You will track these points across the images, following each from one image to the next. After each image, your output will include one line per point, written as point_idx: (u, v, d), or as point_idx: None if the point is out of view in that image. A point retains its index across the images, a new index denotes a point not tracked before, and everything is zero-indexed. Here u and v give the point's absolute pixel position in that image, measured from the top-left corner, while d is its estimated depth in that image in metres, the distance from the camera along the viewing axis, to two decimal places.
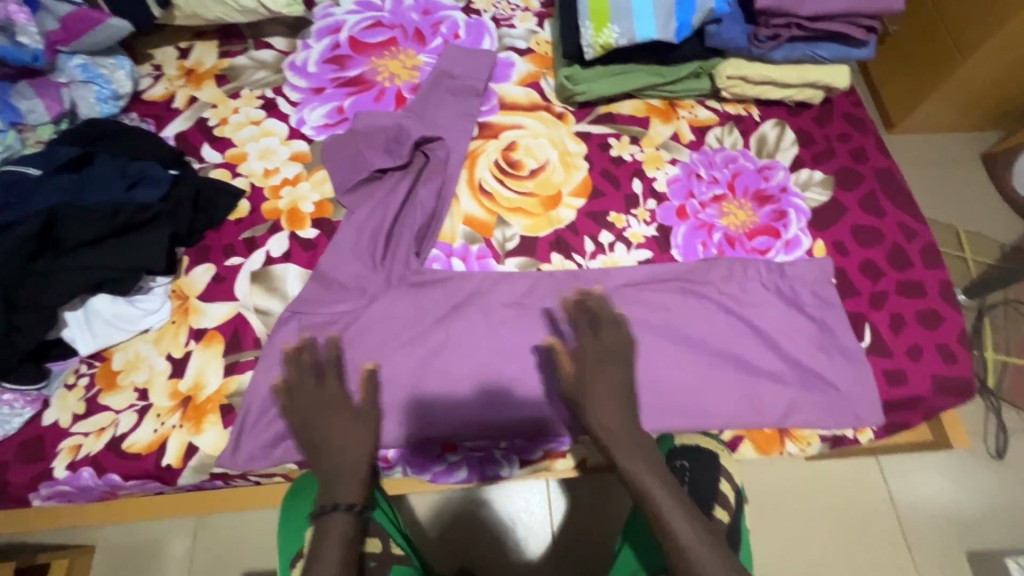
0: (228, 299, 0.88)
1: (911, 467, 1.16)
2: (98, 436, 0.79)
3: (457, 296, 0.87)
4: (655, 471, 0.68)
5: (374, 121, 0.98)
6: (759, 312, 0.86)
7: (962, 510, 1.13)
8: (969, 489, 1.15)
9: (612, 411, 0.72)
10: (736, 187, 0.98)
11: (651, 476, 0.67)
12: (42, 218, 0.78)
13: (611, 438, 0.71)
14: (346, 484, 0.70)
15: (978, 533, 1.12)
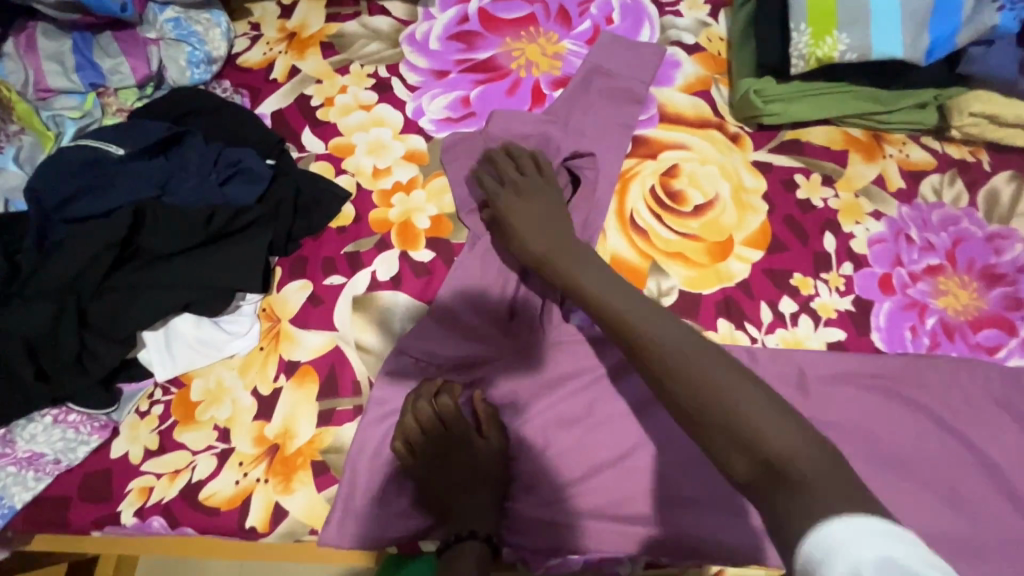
0: (324, 328, 0.74)
1: None
2: (172, 480, 0.67)
3: (600, 362, 0.70)
4: (672, 332, 0.53)
5: (514, 126, 0.81)
6: (980, 432, 0.68)
7: None
8: None
9: (655, 330, 0.53)
10: (957, 258, 0.77)
11: (700, 372, 0.48)
12: (128, 219, 0.66)
13: (645, 344, 0.52)
14: (475, 517, 0.64)
15: None
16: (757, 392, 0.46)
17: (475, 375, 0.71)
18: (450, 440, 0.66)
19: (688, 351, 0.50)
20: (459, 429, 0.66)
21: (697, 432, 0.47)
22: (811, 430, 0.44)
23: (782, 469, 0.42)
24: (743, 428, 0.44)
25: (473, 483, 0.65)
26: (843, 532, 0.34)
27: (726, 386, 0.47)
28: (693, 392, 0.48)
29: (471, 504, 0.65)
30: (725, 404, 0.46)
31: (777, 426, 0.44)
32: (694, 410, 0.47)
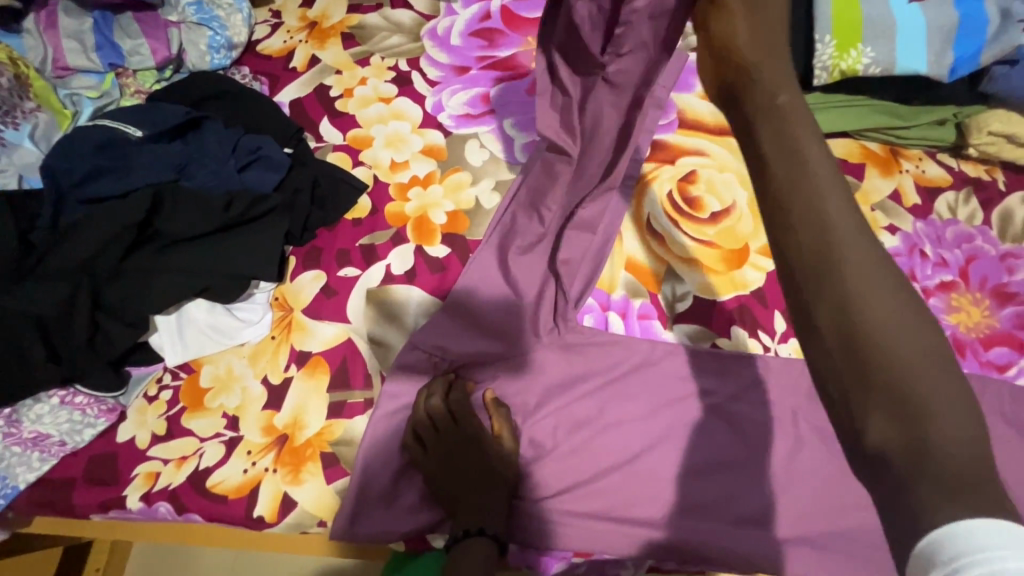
0: (337, 319, 0.73)
1: None
2: (179, 467, 0.66)
3: (614, 364, 0.70)
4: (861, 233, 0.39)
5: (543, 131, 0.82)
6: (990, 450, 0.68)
7: None
8: None
9: (857, 240, 0.38)
10: (970, 275, 0.77)
11: (890, 313, 0.36)
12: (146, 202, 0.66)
13: (829, 244, 0.38)
14: (483, 510, 0.63)
15: None
16: (943, 366, 0.35)
17: (487, 372, 0.70)
18: (465, 442, 0.65)
19: (878, 282, 0.37)
20: (472, 431, 0.65)
21: (840, 364, 0.36)
22: (985, 429, 0.34)
23: (927, 456, 0.33)
24: (908, 391, 0.34)
25: (483, 485, 0.64)
26: (959, 530, 0.29)
27: (913, 342, 0.35)
28: (865, 327, 0.35)
29: (481, 504, 0.64)
30: (898, 361, 0.35)
31: (946, 401, 0.34)
32: (854, 343, 0.35)
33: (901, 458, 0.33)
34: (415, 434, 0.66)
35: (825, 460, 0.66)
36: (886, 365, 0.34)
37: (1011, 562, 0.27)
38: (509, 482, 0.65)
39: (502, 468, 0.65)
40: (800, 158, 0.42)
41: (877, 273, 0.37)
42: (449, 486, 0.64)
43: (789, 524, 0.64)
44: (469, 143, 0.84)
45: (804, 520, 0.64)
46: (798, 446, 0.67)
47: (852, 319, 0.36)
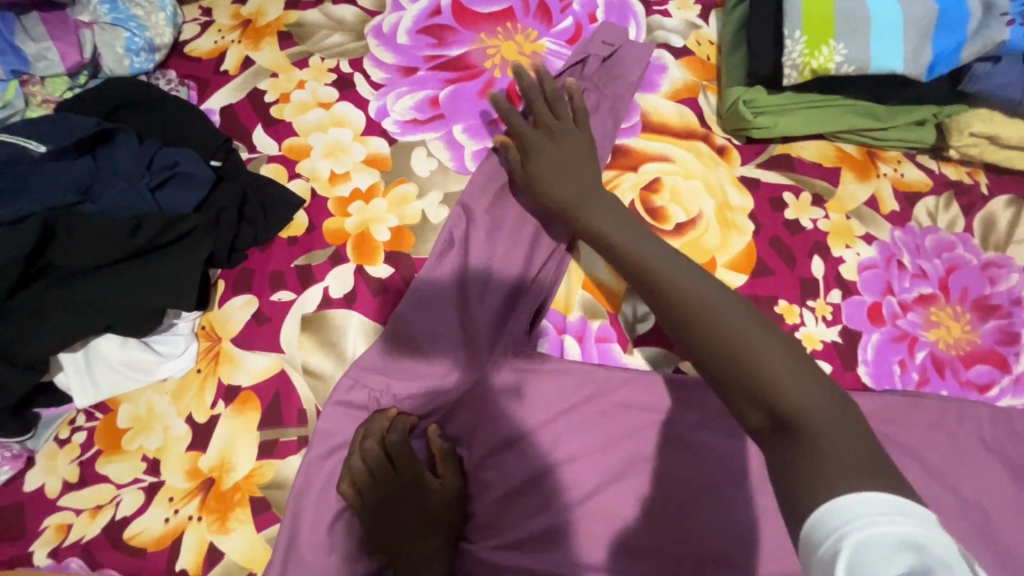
0: (270, 349, 0.67)
1: None
2: (93, 517, 0.61)
3: (570, 393, 0.65)
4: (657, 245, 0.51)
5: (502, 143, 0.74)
6: (973, 478, 0.63)
7: None
8: None
9: (674, 268, 0.48)
10: (950, 287, 0.72)
11: (718, 310, 0.44)
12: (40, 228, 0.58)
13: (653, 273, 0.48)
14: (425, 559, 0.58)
15: None
16: (776, 342, 0.42)
17: (432, 405, 0.65)
18: (406, 480, 0.60)
19: (701, 289, 0.45)
20: (413, 469, 0.61)
21: (695, 351, 0.44)
22: (831, 386, 0.40)
23: (794, 429, 0.38)
24: (759, 377, 0.40)
25: (422, 527, 0.59)
26: (847, 503, 0.33)
27: (720, 309, 0.44)
28: (694, 318, 0.44)
29: (422, 551, 0.58)
30: (729, 340, 0.42)
31: (785, 362, 0.41)
32: (697, 345, 0.43)
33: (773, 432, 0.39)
34: (350, 479, 0.60)
35: None
36: (737, 357, 0.41)
37: (877, 525, 0.31)
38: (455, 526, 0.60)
39: (445, 508, 0.60)
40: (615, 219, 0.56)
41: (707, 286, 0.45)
42: (386, 530, 0.59)
43: None
44: (416, 151, 0.78)
45: None
46: None
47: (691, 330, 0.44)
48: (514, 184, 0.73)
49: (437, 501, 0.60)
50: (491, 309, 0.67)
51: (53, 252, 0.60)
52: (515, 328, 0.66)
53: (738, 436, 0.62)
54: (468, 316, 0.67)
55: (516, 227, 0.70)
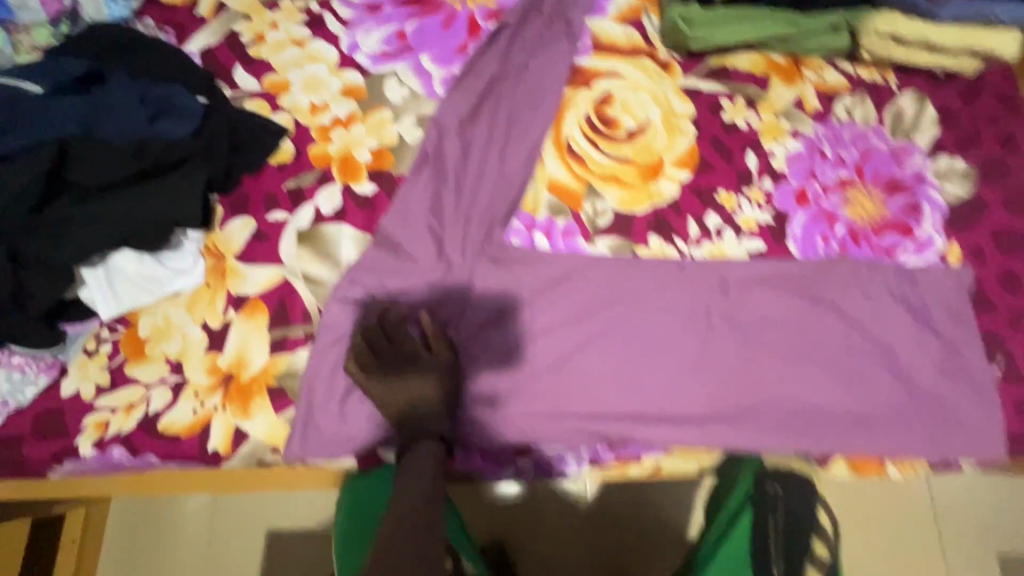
0: (271, 262, 0.75)
1: None
2: (129, 414, 0.68)
3: (542, 278, 0.75)
4: None
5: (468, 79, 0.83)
6: (882, 323, 0.75)
7: None
8: None
9: None
10: (865, 171, 0.83)
11: None
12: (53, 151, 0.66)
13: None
14: (426, 417, 0.68)
15: None
16: None
17: (421, 298, 0.73)
18: (406, 356, 0.69)
19: None
20: (411, 348, 0.70)
21: None
22: None
23: None
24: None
25: (422, 394, 0.68)
26: None
27: None
28: None
29: (425, 412, 0.68)
30: None
31: None
32: None
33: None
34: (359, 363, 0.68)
35: (736, 347, 0.73)
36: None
37: None
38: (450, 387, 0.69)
39: (442, 376, 0.69)
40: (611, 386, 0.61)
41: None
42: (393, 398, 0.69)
43: (701, 406, 0.72)
44: (388, 81, 0.84)
45: (714, 400, 0.72)
46: (711, 336, 0.74)
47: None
48: (479, 107, 0.82)
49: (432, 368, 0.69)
50: (468, 213, 0.76)
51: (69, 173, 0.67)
52: (491, 230, 0.76)
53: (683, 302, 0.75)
54: (447, 221, 0.76)
55: (485, 143, 0.80)
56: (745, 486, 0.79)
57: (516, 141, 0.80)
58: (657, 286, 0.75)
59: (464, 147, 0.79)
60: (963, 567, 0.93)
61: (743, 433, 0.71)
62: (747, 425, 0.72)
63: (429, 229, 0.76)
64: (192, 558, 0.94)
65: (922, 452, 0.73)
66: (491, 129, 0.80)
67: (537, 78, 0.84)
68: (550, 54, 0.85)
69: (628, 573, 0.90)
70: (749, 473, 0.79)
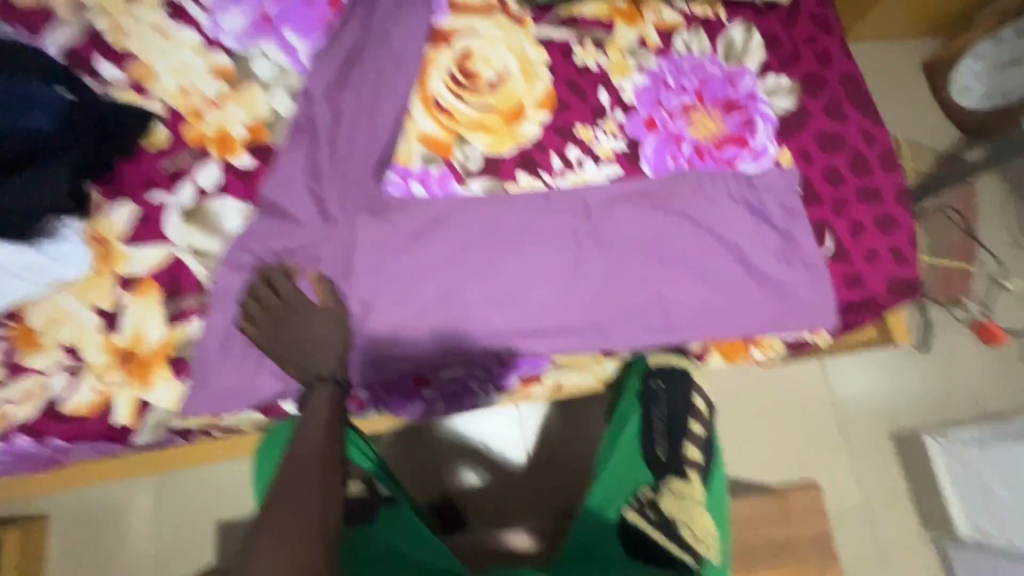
0: (158, 242, 0.78)
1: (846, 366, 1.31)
2: (29, 402, 0.70)
3: (421, 222, 0.81)
4: None
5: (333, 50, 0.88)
6: (728, 223, 0.85)
7: (885, 394, 1.30)
8: (892, 381, 1.31)
9: None
10: (705, 95, 0.93)
11: None
12: None
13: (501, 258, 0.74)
14: (318, 358, 0.71)
15: (898, 415, 1.29)
16: None
17: (308, 256, 0.78)
18: (294, 310, 0.73)
19: None
20: (298, 301, 0.74)
21: None
22: None
23: None
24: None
25: (312, 341, 0.72)
26: None
27: None
28: None
29: (316, 356, 0.71)
30: None
31: None
32: None
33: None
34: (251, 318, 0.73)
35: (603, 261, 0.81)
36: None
37: None
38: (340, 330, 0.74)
39: (331, 322, 0.73)
40: None
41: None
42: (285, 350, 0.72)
43: (577, 317, 0.80)
44: (255, 59, 0.88)
45: (588, 309, 0.80)
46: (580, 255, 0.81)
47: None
48: (345, 75, 0.87)
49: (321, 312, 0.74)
50: (346, 173, 0.82)
51: None
52: (368, 185, 0.81)
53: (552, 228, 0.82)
54: (326, 181, 0.81)
55: (355, 108, 0.85)
56: (636, 385, 0.90)
57: (384, 102, 0.86)
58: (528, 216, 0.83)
59: (335, 113, 0.85)
60: (784, 407, 1.26)
61: (616, 335, 0.80)
62: (620, 327, 0.80)
63: (309, 191, 0.81)
64: (145, 540, 1.06)
65: (773, 330, 0.83)
66: (360, 95, 0.86)
67: (398, 43, 0.89)
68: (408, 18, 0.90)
69: (549, 488, 1.09)
70: (638, 375, 0.90)
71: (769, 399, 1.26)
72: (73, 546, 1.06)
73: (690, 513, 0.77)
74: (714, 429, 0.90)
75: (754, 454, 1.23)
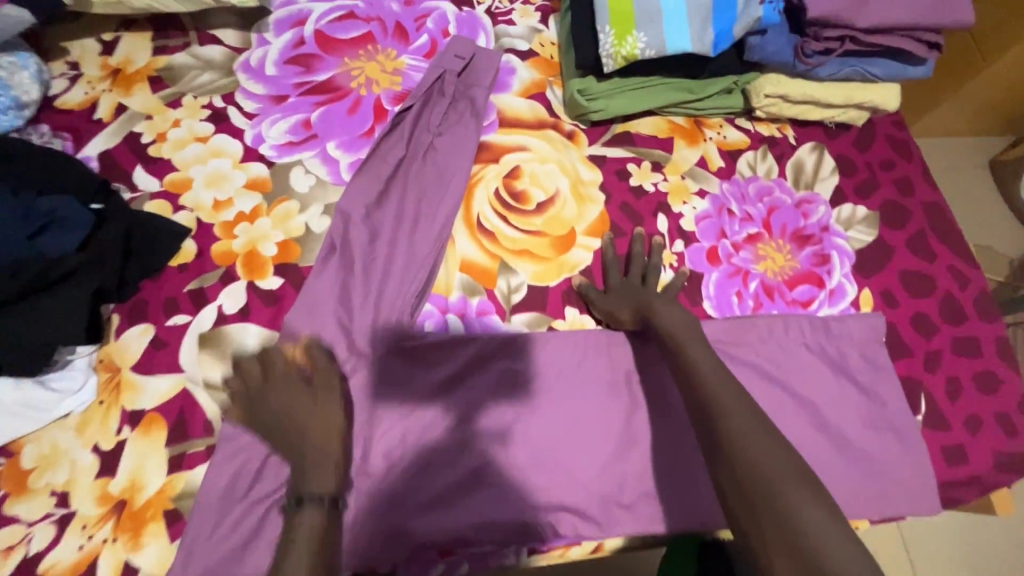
0: (170, 371, 0.71)
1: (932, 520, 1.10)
2: (5, 559, 0.62)
3: (458, 362, 0.73)
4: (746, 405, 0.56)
5: (370, 164, 0.82)
6: (803, 377, 0.75)
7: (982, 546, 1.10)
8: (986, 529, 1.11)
9: (762, 450, 0.52)
10: (772, 225, 0.85)
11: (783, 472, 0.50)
12: None
13: (684, 350, 0.65)
14: (313, 471, 0.56)
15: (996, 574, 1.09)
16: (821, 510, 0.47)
17: None
18: (294, 381, 0.62)
19: (764, 454, 0.51)
20: (280, 370, 0.62)
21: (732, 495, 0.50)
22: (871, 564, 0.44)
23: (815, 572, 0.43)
24: (800, 530, 0.46)
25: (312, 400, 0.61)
26: None
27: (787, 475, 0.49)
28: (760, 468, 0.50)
29: (308, 450, 0.58)
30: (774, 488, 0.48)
31: (834, 537, 0.45)
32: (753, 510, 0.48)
33: (753, 513, 0.48)
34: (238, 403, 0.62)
35: (658, 418, 0.72)
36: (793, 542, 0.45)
37: None
38: (340, 416, 0.62)
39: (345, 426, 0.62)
40: (720, 378, 0.60)
41: (749, 418, 0.54)
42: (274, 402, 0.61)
43: (629, 485, 0.69)
44: (294, 171, 0.84)
45: (641, 475, 0.70)
46: (633, 410, 0.72)
47: (741, 480, 0.50)
48: (385, 191, 0.81)
49: (317, 390, 0.62)
50: (375, 303, 0.74)
51: None
52: (404, 318, 0.74)
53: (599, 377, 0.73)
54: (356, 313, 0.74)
55: (393, 229, 0.79)
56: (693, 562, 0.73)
57: (423, 222, 0.79)
58: (574, 361, 0.74)
59: (370, 234, 0.78)
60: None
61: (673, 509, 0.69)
62: (677, 499, 0.69)
63: (338, 321, 0.74)
64: None
65: (861, 513, 0.70)
66: (399, 216, 0.80)
67: (443, 160, 0.84)
68: (454, 132, 0.85)
69: None
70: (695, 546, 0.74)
71: None
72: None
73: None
74: None
75: None
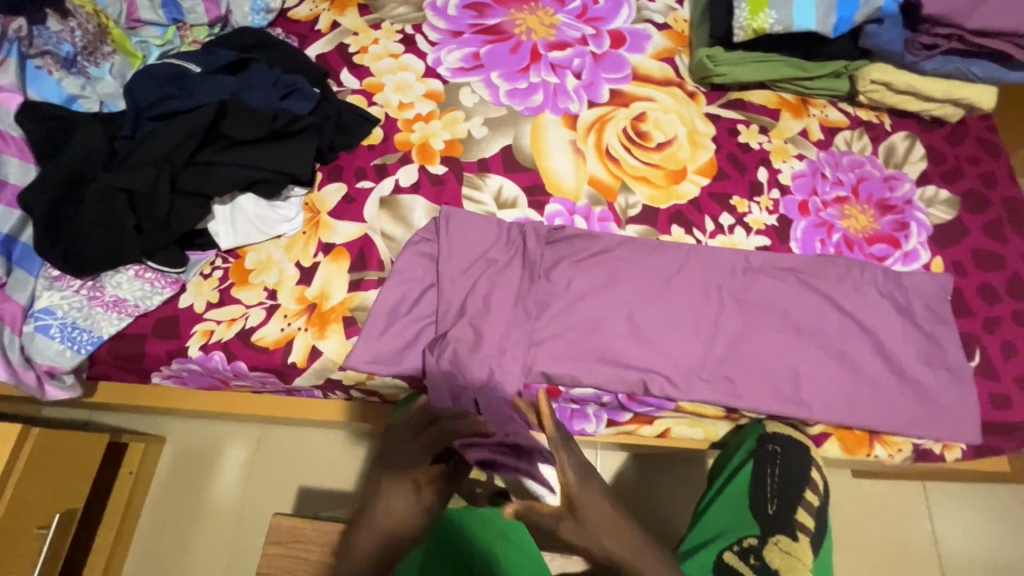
0: (356, 220, 0.90)
1: (949, 502, 1.27)
2: (229, 326, 0.83)
3: (583, 253, 0.89)
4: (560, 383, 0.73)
5: (495, 142, 0.98)
6: (871, 313, 0.86)
7: (991, 541, 1.24)
8: (995, 524, 1.25)
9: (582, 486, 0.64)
10: (860, 192, 0.97)
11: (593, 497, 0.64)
12: (214, 113, 0.85)
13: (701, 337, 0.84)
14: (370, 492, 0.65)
15: (1002, 561, 1.23)
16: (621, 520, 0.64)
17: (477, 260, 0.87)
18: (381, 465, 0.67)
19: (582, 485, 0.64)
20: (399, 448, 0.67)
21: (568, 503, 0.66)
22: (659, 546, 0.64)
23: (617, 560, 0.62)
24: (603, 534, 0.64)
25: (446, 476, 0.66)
26: None
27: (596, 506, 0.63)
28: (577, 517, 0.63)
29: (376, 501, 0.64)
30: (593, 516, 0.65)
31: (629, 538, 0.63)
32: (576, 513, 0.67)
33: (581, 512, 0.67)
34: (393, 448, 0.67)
35: (741, 322, 0.85)
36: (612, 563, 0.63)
37: None
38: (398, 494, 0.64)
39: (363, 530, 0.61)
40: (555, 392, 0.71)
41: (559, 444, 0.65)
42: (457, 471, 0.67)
43: (711, 368, 0.83)
44: (463, 90, 1.03)
45: (720, 366, 0.83)
46: (720, 312, 0.86)
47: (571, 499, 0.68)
48: (518, 132, 0.99)
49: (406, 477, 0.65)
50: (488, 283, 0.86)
51: (224, 127, 0.85)
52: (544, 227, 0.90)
53: (694, 284, 0.87)
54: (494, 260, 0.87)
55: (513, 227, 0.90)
56: (749, 447, 0.86)
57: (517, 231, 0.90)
58: (675, 268, 0.88)
59: (463, 226, 0.88)
60: (881, 535, 1.23)
61: (744, 394, 0.82)
62: (750, 388, 0.82)
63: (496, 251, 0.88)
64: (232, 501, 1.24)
65: (906, 428, 0.82)
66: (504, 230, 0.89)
67: (547, 138, 0.99)
68: (557, 122, 1.00)
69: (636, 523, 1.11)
70: (754, 437, 0.86)
71: (855, 520, 1.24)
72: (174, 484, 1.25)
73: (794, 570, 0.79)
74: (827, 503, 0.86)
75: (843, 563, 1.21)
